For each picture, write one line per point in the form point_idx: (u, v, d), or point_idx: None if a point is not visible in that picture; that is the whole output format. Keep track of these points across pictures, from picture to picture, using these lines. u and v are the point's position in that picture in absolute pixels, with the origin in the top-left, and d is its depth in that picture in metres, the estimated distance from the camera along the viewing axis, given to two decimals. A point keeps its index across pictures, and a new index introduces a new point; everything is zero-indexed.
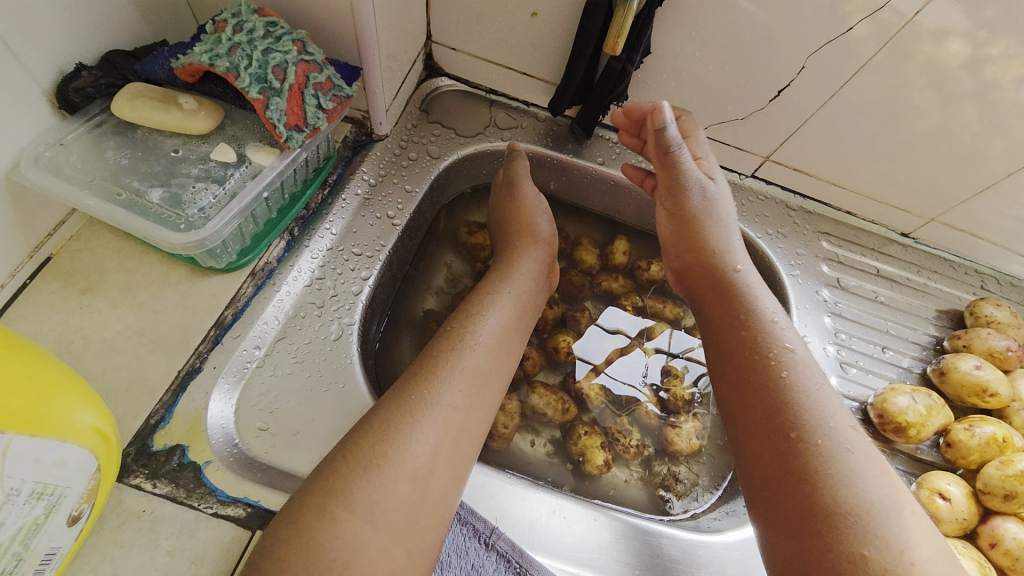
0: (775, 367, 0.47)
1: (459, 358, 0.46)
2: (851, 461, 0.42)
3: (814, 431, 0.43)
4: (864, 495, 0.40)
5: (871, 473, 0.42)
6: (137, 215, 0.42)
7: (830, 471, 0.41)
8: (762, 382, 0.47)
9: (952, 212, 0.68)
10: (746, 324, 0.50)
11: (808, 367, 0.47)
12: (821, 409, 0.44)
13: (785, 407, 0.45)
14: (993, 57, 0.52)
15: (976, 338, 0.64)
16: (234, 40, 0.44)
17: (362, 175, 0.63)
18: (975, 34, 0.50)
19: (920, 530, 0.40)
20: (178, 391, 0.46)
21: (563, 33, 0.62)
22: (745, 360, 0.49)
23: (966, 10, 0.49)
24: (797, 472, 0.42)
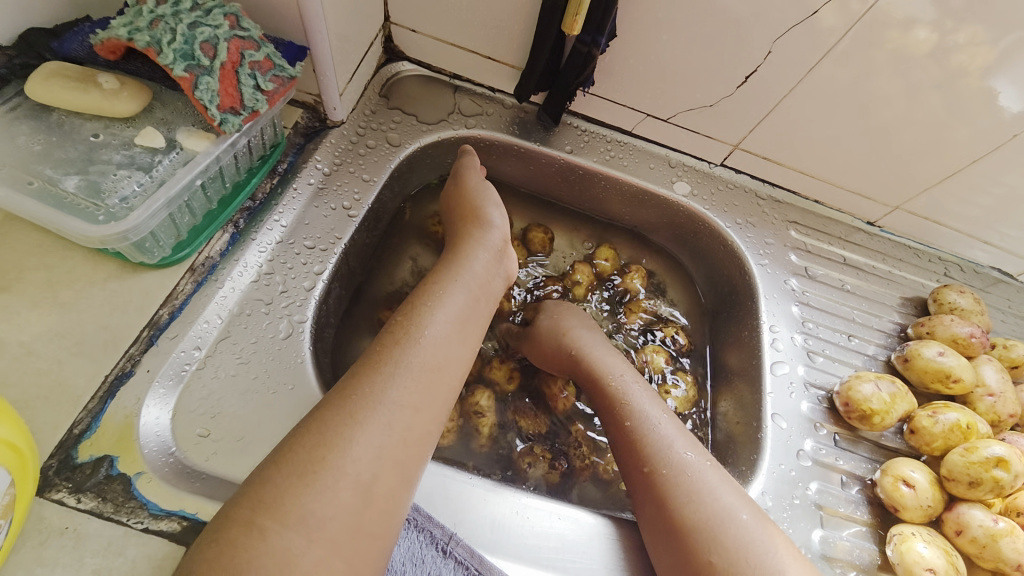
0: (620, 410, 0.52)
1: (405, 354, 0.43)
2: (693, 478, 0.46)
3: (658, 460, 0.48)
4: (708, 505, 0.44)
5: (714, 482, 0.46)
6: (50, 206, 0.38)
7: (675, 494, 0.45)
8: (614, 424, 0.52)
9: (916, 200, 0.69)
10: (591, 372, 0.56)
11: (648, 399, 0.53)
12: (666, 435, 0.49)
13: (634, 444, 0.49)
14: (960, 45, 0.51)
15: (940, 325, 0.65)
16: (157, 13, 0.41)
17: (316, 162, 0.59)
18: (942, 23, 0.50)
19: (761, 526, 0.44)
20: (106, 398, 0.42)
21: (525, 14, 0.59)
22: (599, 405, 0.55)
23: None
24: (654, 501, 0.46)
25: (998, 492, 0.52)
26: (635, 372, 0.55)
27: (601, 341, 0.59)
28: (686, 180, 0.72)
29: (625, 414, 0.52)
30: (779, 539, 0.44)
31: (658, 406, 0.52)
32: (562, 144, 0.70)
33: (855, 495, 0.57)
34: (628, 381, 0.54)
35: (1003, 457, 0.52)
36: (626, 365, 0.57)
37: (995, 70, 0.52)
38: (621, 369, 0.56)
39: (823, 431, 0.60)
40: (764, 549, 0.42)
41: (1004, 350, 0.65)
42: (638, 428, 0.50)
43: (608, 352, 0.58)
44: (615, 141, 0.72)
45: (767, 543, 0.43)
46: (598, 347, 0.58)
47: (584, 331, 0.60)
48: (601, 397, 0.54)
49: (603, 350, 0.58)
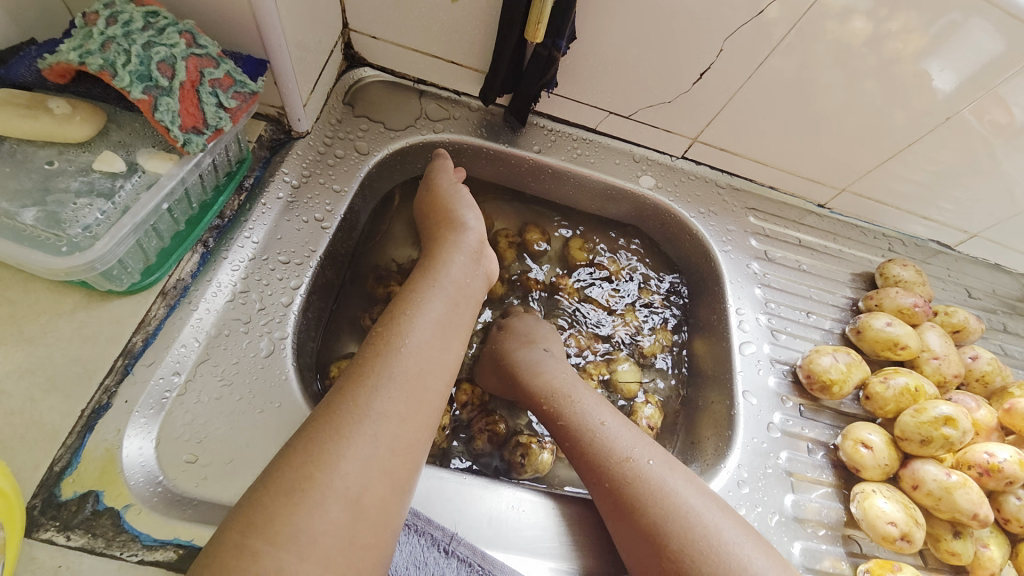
0: (568, 428, 0.53)
1: (388, 364, 0.44)
2: (647, 479, 0.48)
3: (602, 473, 0.49)
4: (656, 507, 0.46)
5: (669, 478, 0.48)
6: (9, 240, 0.37)
7: (623, 503, 0.47)
8: (561, 443, 0.54)
9: (860, 182, 0.74)
10: (534, 393, 0.56)
11: (584, 410, 0.54)
12: (606, 445, 0.50)
13: (587, 459, 0.51)
14: (893, 32, 0.55)
15: (886, 297, 0.70)
16: (107, 33, 0.39)
17: (283, 176, 0.59)
18: (877, 11, 0.53)
19: (720, 512, 0.46)
20: (85, 432, 0.41)
21: (486, 18, 0.60)
22: (547, 424, 0.55)
23: None
24: (610, 512, 0.48)
25: (948, 447, 0.57)
26: (578, 386, 0.56)
27: (539, 354, 0.59)
28: (650, 174, 0.74)
29: (572, 431, 0.52)
30: (730, 527, 0.45)
31: (592, 415, 0.53)
32: (530, 144, 0.72)
33: (821, 460, 0.62)
34: (563, 395, 0.55)
35: (949, 415, 0.57)
36: (562, 378, 0.57)
37: (927, 54, 0.56)
38: (557, 382, 0.57)
39: (789, 403, 0.64)
40: (723, 535, 0.44)
41: (946, 317, 0.71)
42: (579, 446, 0.52)
43: (548, 365, 0.58)
44: (582, 139, 0.74)
45: (724, 527, 0.45)
46: (538, 363, 0.59)
47: (520, 349, 0.60)
48: (545, 419, 0.55)
49: (541, 364, 0.58)
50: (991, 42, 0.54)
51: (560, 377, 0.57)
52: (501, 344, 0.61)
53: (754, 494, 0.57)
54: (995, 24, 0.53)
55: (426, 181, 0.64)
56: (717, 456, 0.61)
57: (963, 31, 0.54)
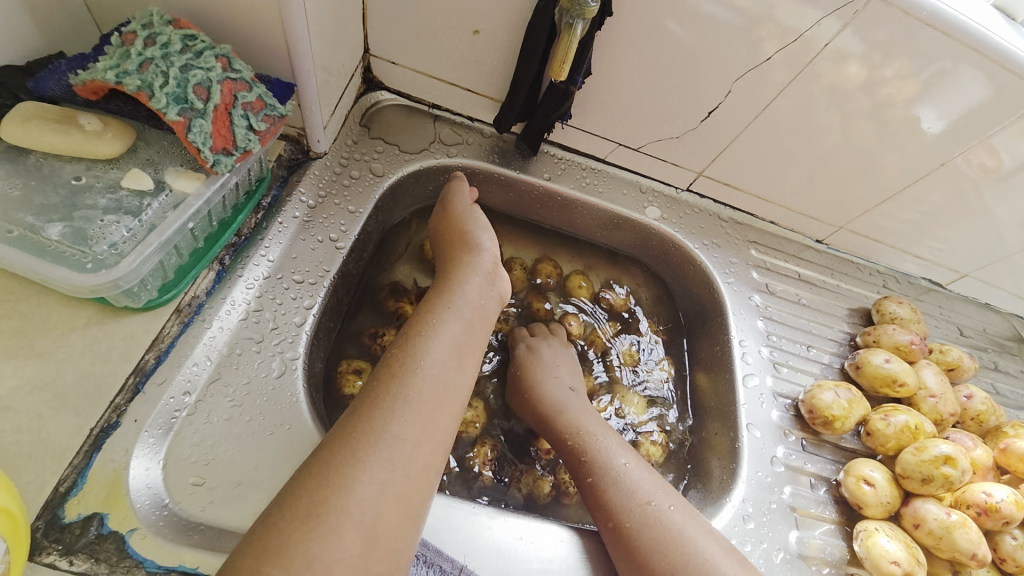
0: (588, 466, 0.53)
1: (403, 386, 0.44)
2: (660, 527, 0.48)
3: (621, 513, 0.49)
4: (675, 553, 0.47)
5: (683, 525, 0.48)
6: (34, 256, 0.37)
7: (640, 546, 0.47)
8: (579, 479, 0.54)
9: (857, 221, 0.77)
10: (557, 428, 0.57)
11: (610, 448, 0.54)
12: (628, 485, 0.51)
13: (603, 500, 0.51)
14: (888, 79, 0.58)
15: (884, 334, 0.72)
16: (145, 55, 0.40)
17: (300, 195, 0.59)
18: (870, 57, 0.56)
19: (729, 562, 0.47)
20: (92, 451, 0.40)
21: (506, 50, 0.62)
22: (567, 459, 0.55)
23: (862, 38, 0.55)
24: (624, 555, 0.48)
25: (948, 486, 0.58)
26: (604, 425, 0.57)
27: (563, 388, 0.60)
28: (656, 205, 0.76)
29: (594, 469, 0.53)
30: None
31: (617, 455, 0.54)
32: (541, 172, 0.73)
33: (824, 495, 0.62)
34: (588, 434, 0.55)
35: (949, 454, 0.58)
36: (586, 414, 0.58)
37: (918, 100, 0.59)
38: (582, 419, 0.57)
39: (791, 437, 0.65)
40: None
41: (941, 355, 0.73)
42: (601, 483, 0.52)
43: (571, 402, 0.59)
44: (590, 168, 0.75)
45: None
46: (562, 399, 0.59)
47: (547, 380, 0.60)
48: (566, 453, 0.56)
49: (566, 401, 0.59)
50: (979, 93, 0.57)
51: (585, 415, 0.58)
52: (525, 371, 0.61)
53: (759, 529, 0.58)
54: (982, 76, 0.56)
55: (440, 202, 0.64)
56: (722, 489, 0.61)
57: (953, 79, 0.57)
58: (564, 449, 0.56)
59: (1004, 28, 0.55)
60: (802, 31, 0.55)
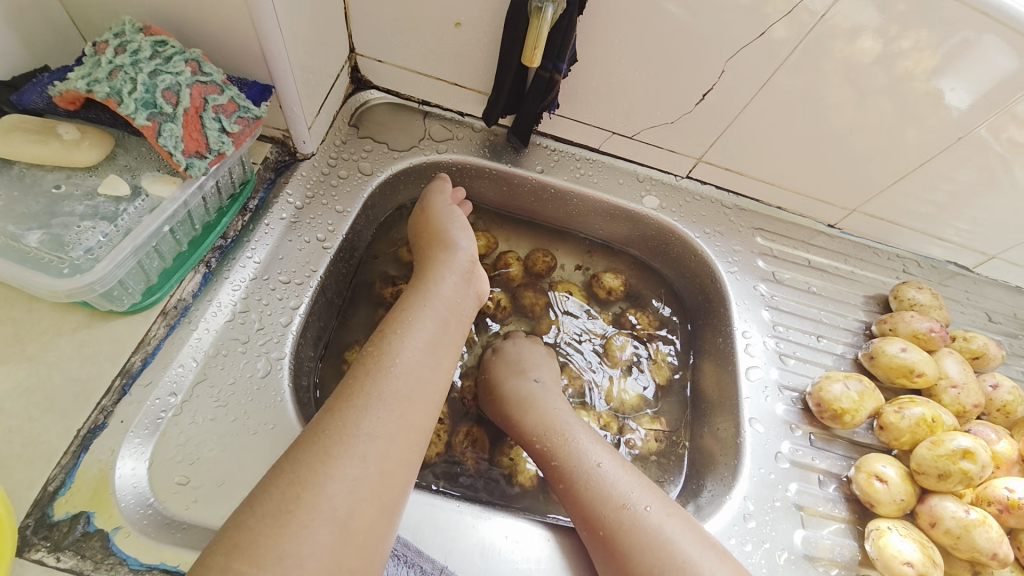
0: (558, 470, 0.52)
1: (379, 384, 0.43)
2: (636, 532, 0.46)
3: (595, 518, 0.48)
4: (652, 559, 0.45)
5: (660, 527, 0.46)
6: (13, 263, 0.38)
7: (616, 553, 0.46)
8: (553, 483, 0.52)
9: (872, 202, 0.72)
10: (526, 432, 0.55)
11: (581, 449, 0.52)
12: (600, 488, 0.49)
13: (575, 505, 0.49)
14: (905, 50, 0.54)
15: (901, 321, 0.67)
16: (115, 62, 0.41)
17: (287, 197, 0.59)
18: (886, 30, 0.52)
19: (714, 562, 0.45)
20: (80, 451, 0.42)
21: (489, 40, 0.61)
22: (538, 461, 0.54)
23: (876, 6, 0.51)
24: (600, 562, 0.47)
25: (967, 482, 0.54)
26: (575, 425, 0.55)
27: (533, 384, 0.58)
28: (655, 194, 0.74)
29: (564, 473, 0.51)
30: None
31: (586, 454, 0.52)
32: (533, 164, 0.72)
33: (833, 493, 0.59)
34: (555, 434, 0.54)
35: (968, 448, 0.54)
36: (554, 412, 0.56)
37: (939, 71, 0.55)
38: (549, 419, 0.55)
39: (798, 432, 0.62)
40: None
41: (964, 342, 0.68)
42: (573, 488, 0.50)
43: (540, 398, 0.57)
44: (584, 158, 0.73)
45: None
46: (532, 397, 0.57)
47: (513, 381, 0.59)
48: (537, 456, 0.54)
49: (533, 398, 0.57)
50: (1005, 62, 0.53)
51: (555, 416, 0.56)
52: (491, 374, 0.60)
53: (761, 528, 0.55)
54: (1009, 42, 0.51)
55: (420, 202, 0.64)
56: (723, 486, 0.59)
57: (980, 47, 0.52)
58: (534, 450, 0.54)
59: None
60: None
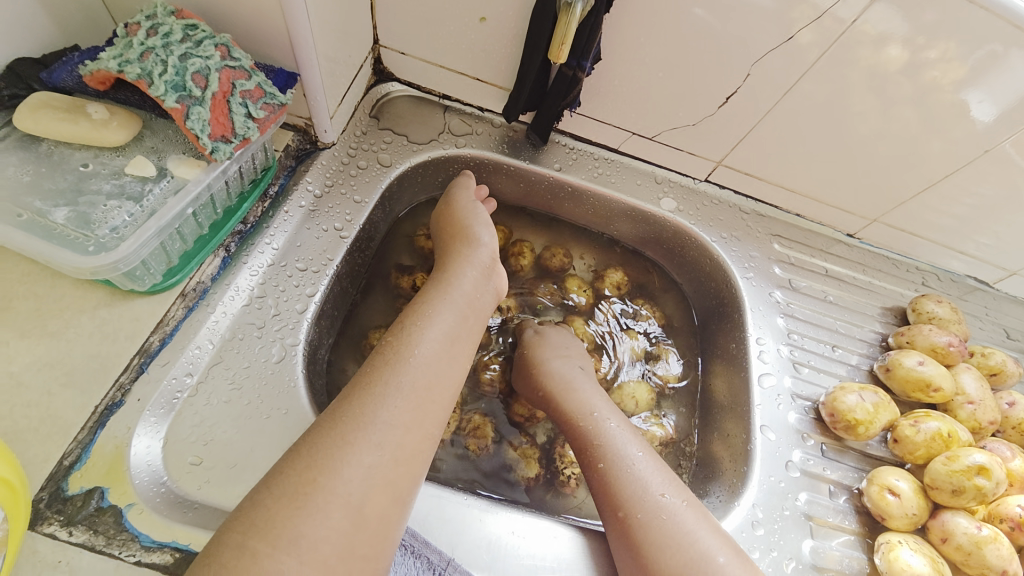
0: (598, 452, 0.51)
1: (395, 373, 0.43)
2: (668, 524, 0.46)
3: (633, 505, 0.48)
4: (686, 552, 0.45)
5: (695, 525, 0.46)
6: (39, 238, 0.38)
7: (649, 541, 0.45)
8: (588, 466, 0.52)
9: (892, 213, 0.71)
10: (566, 412, 0.55)
11: (622, 436, 0.52)
12: (642, 475, 0.49)
13: (613, 489, 0.49)
14: (931, 61, 0.53)
15: (919, 334, 0.67)
16: (147, 44, 0.41)
17: (307, 185, 0.60)
18: (913, 40, 0.52)
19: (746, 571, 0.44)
20: (97, 427, 0.42)
21: (512, 36, 0.61)
22: (574, 442, 0.54)
23: (904, 16, 0.50)
24: (631, 549, 0.46)
25: (981, 499, 0.54)
26: (621, 414, 0.55)
27: (574, 367, 0.59)
28: (672, 197, 0.73)
29: (602, 458, 0.51)
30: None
31: (623, 441, 0.52)
32: (551, 162, 0.71)
33: (843, 504, 0.58)
34: (597, 417, 0.54)
35: (983, 465, 0.53)
36: (594, 396, 0.56)
37: (967, 84, 0.54)
38: (591, 402, 0.56)
39: (810, 441, 0.61)
40: None
41: (982, 358, 0.67)
42: (611, 470, 0.50)
43: (580, 382, 0.57)
44: (603, 158, 0.73)
45: None
46: (570, 379, 0.58)
47: (555, 361, 0.59)
48: (573, 437, 0.54)
49: (574, 382, 0.57)
50: None
51: (598, 403, 0.56)
52: (530, 350, 0.60)
53: (769, 536, 0.55)
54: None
55: (444, 197, 0.64)
56: (731, 492, 0.58)
57: (1013, 58, 0.51)
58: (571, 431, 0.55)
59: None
60: (831, 6, 0.51)
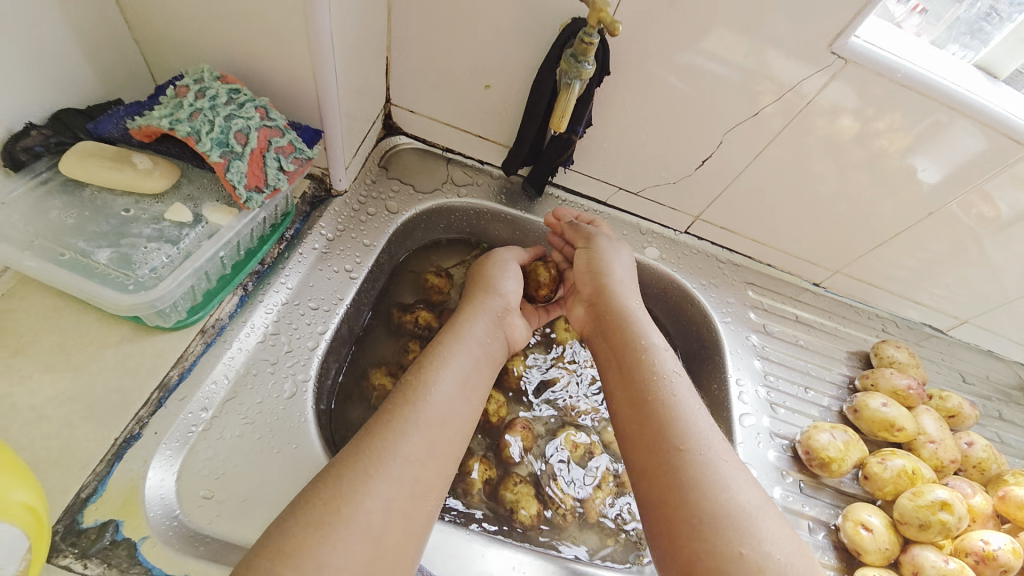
0: (663, 385, 0.50)
1: (414, 411, 0.46)
2: (726, 470, 0.44)
3: (693, 442, 0.46)
4: (736, 499, 0.43)
5: (745, 481, 0.45)
6: (82, 277, 0.41)
7: (703, 478, 0.43)
8: (647, 394, 0.50)
9: (852, 265, 0.79)
10: (633, 342, 0.54)
11: (688, 384, 0.52)
12: (704, 421, 0.48)
13: (672, 421, 0.47)
14: (881, 130, 0.61)
15: (881, 377, 0.73)
16: (196, 105, 0.46)
17: (320, 229, 0.64)
18: (862, 112, 0.60)
19: (789, 535, 0.42)
20: (114, 460, 0.44)
21: (514, 102, 0.68)
22: (633, 370, 0.52)
23: (854, 92, 0.58)
24: (679, 479, 0.44)
25: (946, 533, 0.58)
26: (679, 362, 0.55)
27: (641, 311, 0.59)
28: (656, 246, 0.80)
29: (670, 391, 0.50)
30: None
31: (688, 385, 0.51)
32: (546, 212, 0.78)
33: (822, 540, 0.62)
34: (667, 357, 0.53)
35: (946, 500, 0.58)
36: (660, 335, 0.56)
37: (912, 151, 0.63)
38: (658, 342, 0.55)
39: (789, 478, 0.65)
40: (794, 563, 0.40)
41: (941, 400, 0.73)
42: (672, 404, 0.49)
43: (645, 324, 0.57)
44: (592, 210, 0.80)
45: (792, 549, 0.41)
46: (639, 318, 0.57)
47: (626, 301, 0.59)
48: (632, 366, 0.52)
49: (637, 321, 0.57)
50: (975, 144, 0.60)
51: (664, 344, 0.55)
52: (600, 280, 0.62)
53: None
54: (980, 122, 0.58)
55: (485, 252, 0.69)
56: None
57: (948, 131, 0.60)
58: (631, 360, 0.53)
59: (987, 88, 0.58)
60: (794, 84, 0.59)
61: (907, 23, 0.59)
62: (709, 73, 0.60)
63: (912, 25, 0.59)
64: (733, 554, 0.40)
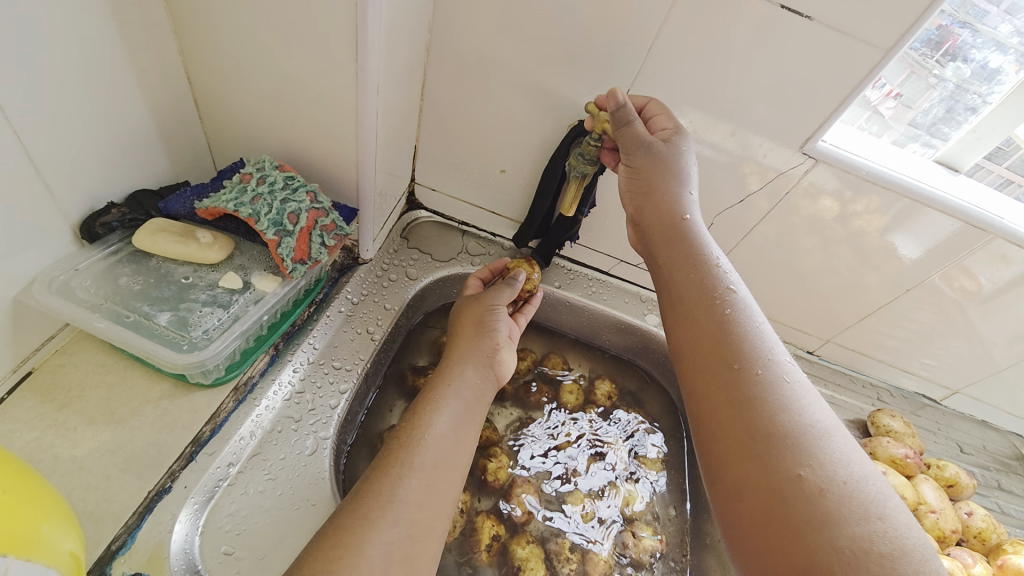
0: (719, 305, 0.49)
1: (409, 455, 0.48)
2: (787, 390, 0.45)
3: (751, 361, 0.46)
4: (796, 419, 0.43)
5: (807, 401, 0.45)
6: (144, 337, 0.48)
7: (759, 396, 0.44)
8: (702, 315, 0.50)
9: (842, 334, 0.84)
10: (687, 262, 0.52)
11: (750, 303, 0.50)
12: (763, 340, 0.48)
13: (728, 342, 0.47)
14: (858, 211, 0.68)
15: (879, 446, 0.75)
16: (257, 190, 0.53)
17: (346, 294, 0.69)
18: (840, 195, 0.67)
19: (854, 452, 0.42)
20: (144, 513, 0.46)
21: (525, 183, 0.77)
22: (686, 290, 0.51)
23: (833, 180, 0.65)
24: (735, 396, 0.45)
25: None
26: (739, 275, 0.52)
27: (700, 220, 0.55)
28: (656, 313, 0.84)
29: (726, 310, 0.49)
30: (878, 496, 0.40)
31: (748, 302, 0.50)
32: (552, 280, 0.84)
33: None
34: (725, 275, 0.51)
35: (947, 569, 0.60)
36: (722, 250, 0.54)
37: (891, 228, 0.68)
38: (716, 257, 0.53)
39: None
40: (862, 481, 0.40)
41: (938, 470, 0.74)
42: (727, 323, 0.48)
43: (703, 236, 0.54)
44: (595, 279, 0.86)
45: (861, 463, 0.41)
46: (697, 229, 0.54)
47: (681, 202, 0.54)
48: (683, 288, 0.52)
49: (695, 234, 0.53)
50: (948, 224, 0.66)
51: (722, 260, 0.53)
52: (648, 185, 0.55)
53: None
54: (945, 211, 0.65)
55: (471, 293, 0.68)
56: None
57: (920, 215, 0.66)
58: (682, 282, 0.52)
59: (946, 181, 0.65)
60: (779, 169, 0.66)
61: (883, 107, 0.63)
62: (701, 164, 0.68)
63: (887, 108, 0.63)
64: (791, 475, 0.40)
